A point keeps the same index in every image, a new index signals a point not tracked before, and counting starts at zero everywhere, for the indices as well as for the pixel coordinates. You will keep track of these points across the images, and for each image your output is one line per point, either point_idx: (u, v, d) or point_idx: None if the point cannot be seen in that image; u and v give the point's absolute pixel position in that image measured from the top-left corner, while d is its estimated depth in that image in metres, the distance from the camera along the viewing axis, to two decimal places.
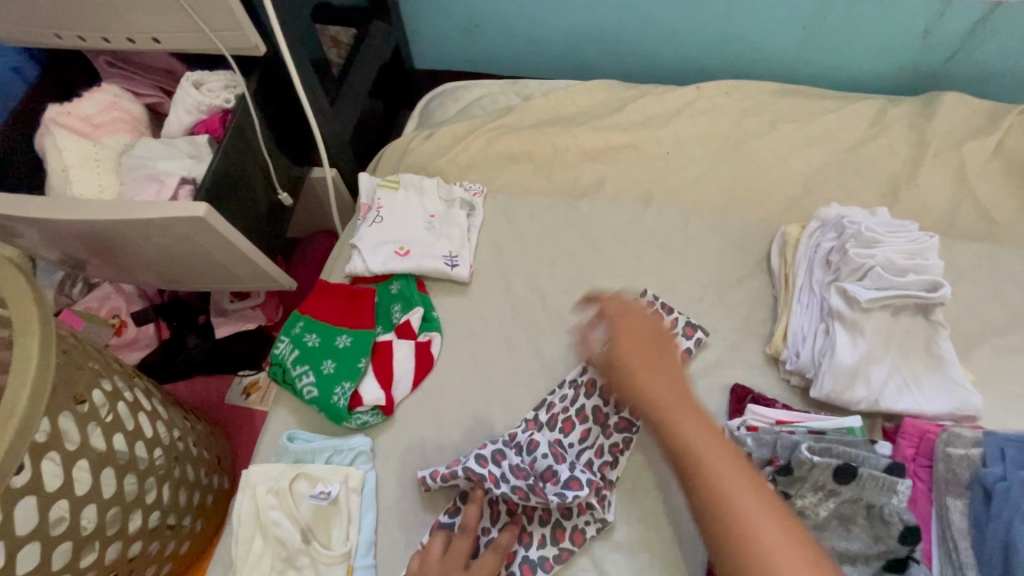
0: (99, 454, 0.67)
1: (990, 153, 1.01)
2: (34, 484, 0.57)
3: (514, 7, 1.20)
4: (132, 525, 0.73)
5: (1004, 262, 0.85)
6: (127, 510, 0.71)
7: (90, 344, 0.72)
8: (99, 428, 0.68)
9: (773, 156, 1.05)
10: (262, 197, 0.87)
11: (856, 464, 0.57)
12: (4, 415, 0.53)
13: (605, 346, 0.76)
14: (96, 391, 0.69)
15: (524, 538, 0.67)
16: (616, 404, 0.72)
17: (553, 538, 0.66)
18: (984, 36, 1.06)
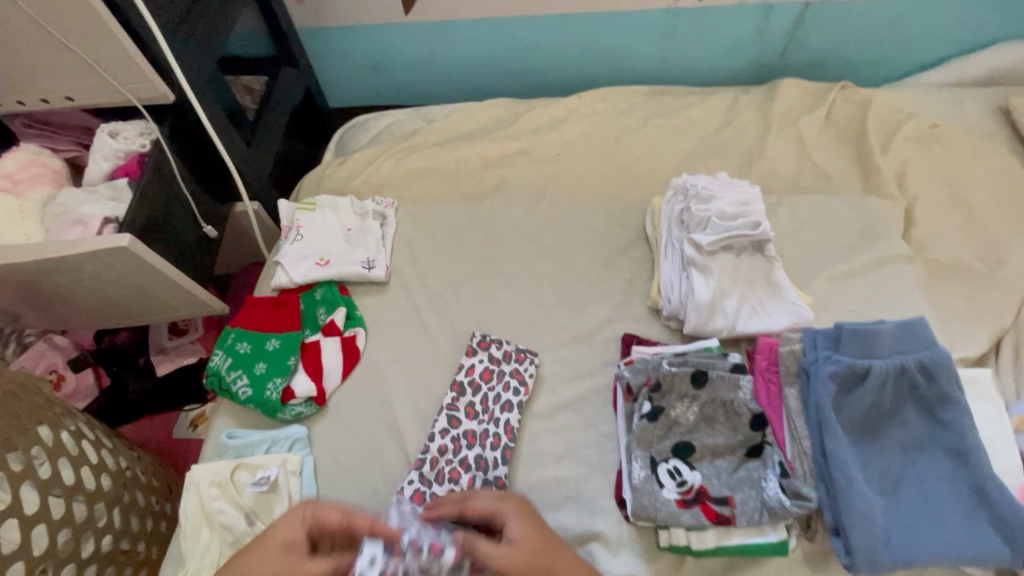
0: (45, 478, 0.71)
1: (821, 124, 1.21)
2: None
3: (412, 45, 1.34)
4: (86, 551, 0.76)
5: (835, 208, 1.02)
6: (78, 534, 0.74)
7: (27, 382, 0.76)
8: (43, 456, 0.72)
9: (648, 146, 1.21)
10: (187, 231, 0.95)
11: (707, 369, 0.70)
12: None
13: (466, 399, 0.81)
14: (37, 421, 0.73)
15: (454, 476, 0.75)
16: (493, 444, 0.78)
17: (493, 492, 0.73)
18: (804, 31, 1.28)
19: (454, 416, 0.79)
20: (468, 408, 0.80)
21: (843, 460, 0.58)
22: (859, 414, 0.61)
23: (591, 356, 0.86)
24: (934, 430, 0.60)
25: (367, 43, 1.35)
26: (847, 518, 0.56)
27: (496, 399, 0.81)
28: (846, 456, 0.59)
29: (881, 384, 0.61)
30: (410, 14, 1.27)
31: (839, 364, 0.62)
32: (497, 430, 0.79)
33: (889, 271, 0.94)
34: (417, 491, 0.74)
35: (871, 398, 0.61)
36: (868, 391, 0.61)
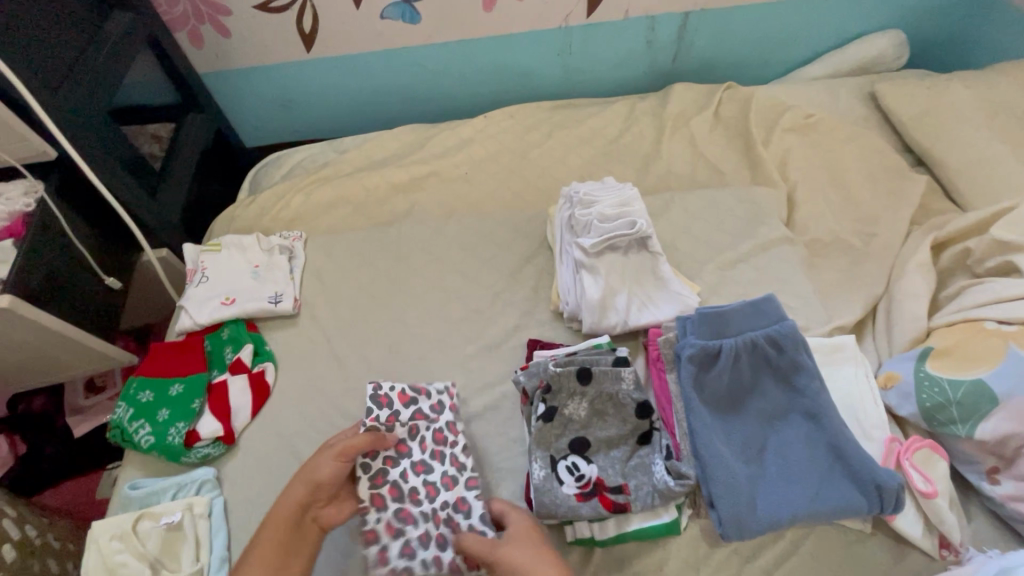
0: None
1: (711, 123, 1.29)
2: None
3: (317, 80, 1.37)
4: None
5: (723, 200, 1.09)
6: None
7: None
8: None
9: (552, 158, 1.27)
10: (86, 285, 0.94)
11: (593, 366, 0.74)
12: None
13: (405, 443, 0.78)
14: None
15: (424, 538, 0.72)
16: (443, 486, 0.75)
17: (439, 543, 0.72)
18: (688, 39, 1.37)
19: (390, 469, 0.75)
20: (415, 455, 0.77)
21: (707, 438, 0.65)
22: (721, 391, 0.67)
23: (498, 364, 0.89)
24: (791, 397, 0.67)
25: (273, 82, 1.37)
26: (715, 492, 0.62)
27: (430, 442, 0.78)
28: (709, 433, 0.65)
29: (734, 360, 0.67)
30: (311, 51, 1.30)
31: (693, 346, 0.68)
32: (445, 473, 0.76)
33: (773, 253, 1.01)
34: (387, 525, 0.72)
35: (727, 374, 0.67)
36: (723, 369, 0.67)
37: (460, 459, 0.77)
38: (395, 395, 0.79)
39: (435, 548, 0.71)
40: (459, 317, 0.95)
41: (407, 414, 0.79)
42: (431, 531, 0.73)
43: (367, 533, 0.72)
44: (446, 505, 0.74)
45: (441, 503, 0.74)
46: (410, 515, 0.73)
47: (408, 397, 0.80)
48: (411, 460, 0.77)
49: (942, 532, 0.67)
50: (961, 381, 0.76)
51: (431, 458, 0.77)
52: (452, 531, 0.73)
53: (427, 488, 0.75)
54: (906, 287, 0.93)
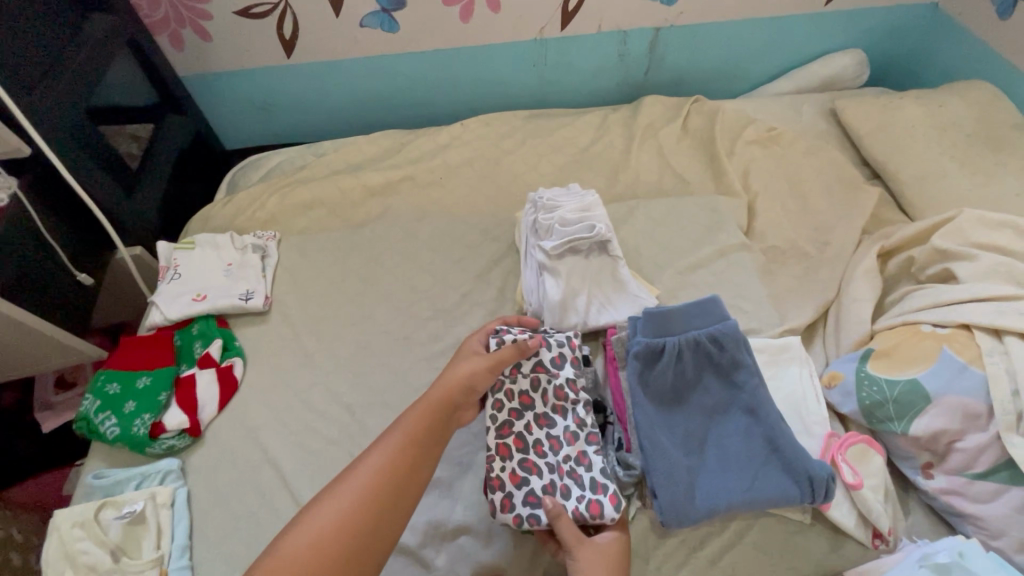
0: None
1: (679, 134, 1.34)
2: None
3: (296, 85, 1.40)
4: None
5: (686, 208, 1.14)
6: None
7: None
8: None
9: (525, 165, 1.30)
10: (57, 280, 0.95)
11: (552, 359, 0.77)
12: None
13: (532, 391, 0.73)
14: None
15: (529, 496, 0.68)
16: (567, 440, 0.71)
17: (563, 493, 0.68)
18: (658, 54, 1.43)
19: (506, 421, 0.72)
20: (550, 406, 0.73)
21: (649, 432, 0.68)
22: (665, 386, 0.71)
23: None
24: (732, 393, 0.71)
25: (254, 85, 1.39)
26: (655, 481, 0.66)
27: (563, 394, 0.74)
28: (653, 427, 0.69)
29: (677, 357, 0.71)
30: (291, 56, 1.33)
31: (640, 344, 0.72)
32: (568, 426, 0.72)
33: (731, 259, 1.05)
34: (509, 476, 0.68)
35: (671, 370, 0.71)
36: (667, 365, 0.71)
37: (581, 414, 0.73)
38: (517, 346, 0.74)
39: (557, 497, 0.67)
40: (426, 316, 0.97)
41: (528, 366, 0.74)
42: (556, 482, 0.69)
43: (492, 480, 0.68)
44: (569, 458, 0.71)
45: (564, 455, 0.70)
46: (535, 465, 0.70)
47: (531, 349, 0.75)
48: (534, 412, 0.72)
49: (873, 523, 0.71)
50: (897, 379, 0.80)
51: (553, 411, 0.73)
52: (576, 484, 0.68)
53: (551, 441, 0.72)
54: (854, 292, 0.97)
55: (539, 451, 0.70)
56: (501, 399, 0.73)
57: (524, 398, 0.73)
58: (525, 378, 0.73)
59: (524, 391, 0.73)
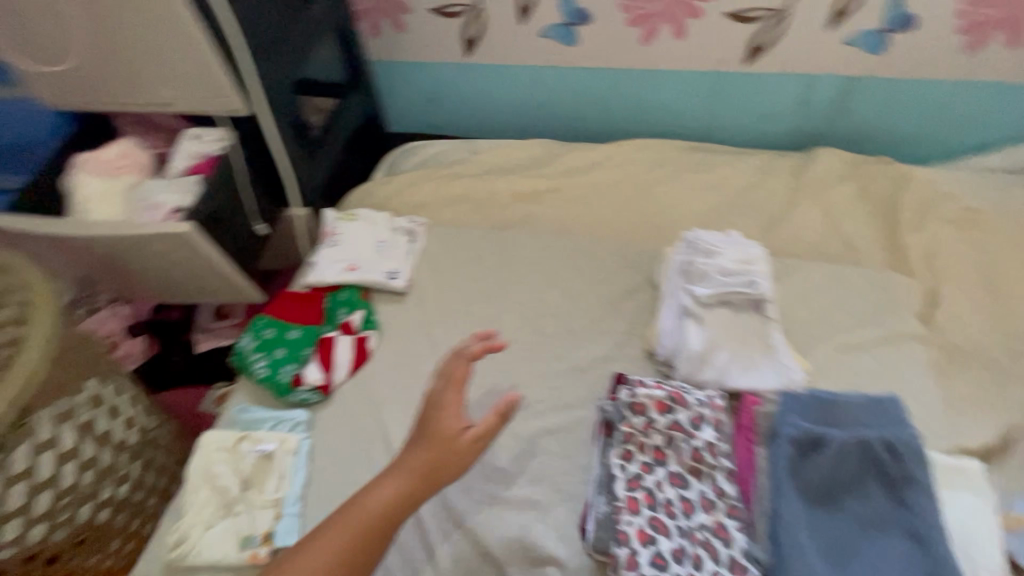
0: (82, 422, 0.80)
1: (854, 196, 1.21)
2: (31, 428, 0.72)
3: (466, 83, 1.47)
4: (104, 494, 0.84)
5: (852, 279, 1.02)
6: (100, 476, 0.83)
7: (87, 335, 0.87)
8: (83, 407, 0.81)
9: (674, 198, 1.25)
10: (242, 226, 1.06)
11: None
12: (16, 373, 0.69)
13: (666, 447, 0.70)
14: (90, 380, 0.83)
15: (657, 560, 0.62)
16: (703, 507, 0.66)
17: (695, 563, 0.62)
18: (846, 105, 1.31)
19: (634, 474, 0.68)
20: (684, 467, 0.68)
21: (791, 526, 0.62)
22: (817, 481, 0.64)
23: (579, 387, 0.90)
24: (897, 511, 0.62)
25: (429, 78, 1.48)
26: None
27: (704, 458, 0.69)
28: (796, 522, 0.62)
29: (841, 453, 0.64)
30: (469, 55, 1.40)
31: (797, 428, 0.66)
32: (705, 494, 0.67)
33: (898, 348, 0.93)
34: (637, 531, 0.64)
35: (828, 465, 0.64)
36: (825, 459, 0.64)
37: (722, 482, 0.67)
38: (652, 401, 0.71)
39: (691, 567, 0.62)
40: (551, 333, 0.97)
41: (663, 422, 0.70)
42: (687, 549, 0.63)
43: (618, 532, 0.65)
44: (704, 527, 0.65)
45: (698, 522, 0.65)
46: (664, 526, 0.65)
47: (664, 405, 0.72)
48: (666, 470, 0.68)
49: None
50: None
51: (688, 473, 0.68)
52: (712, 556, 0.63)
53: (684, 504, 0.66)
54: None
55: (669, 512, 0.66)
56: (631, 450, 0.70)
57: (658, 453, 0.69)
58: (659, 434, 0.70)
59: (657, 446, 0.70)
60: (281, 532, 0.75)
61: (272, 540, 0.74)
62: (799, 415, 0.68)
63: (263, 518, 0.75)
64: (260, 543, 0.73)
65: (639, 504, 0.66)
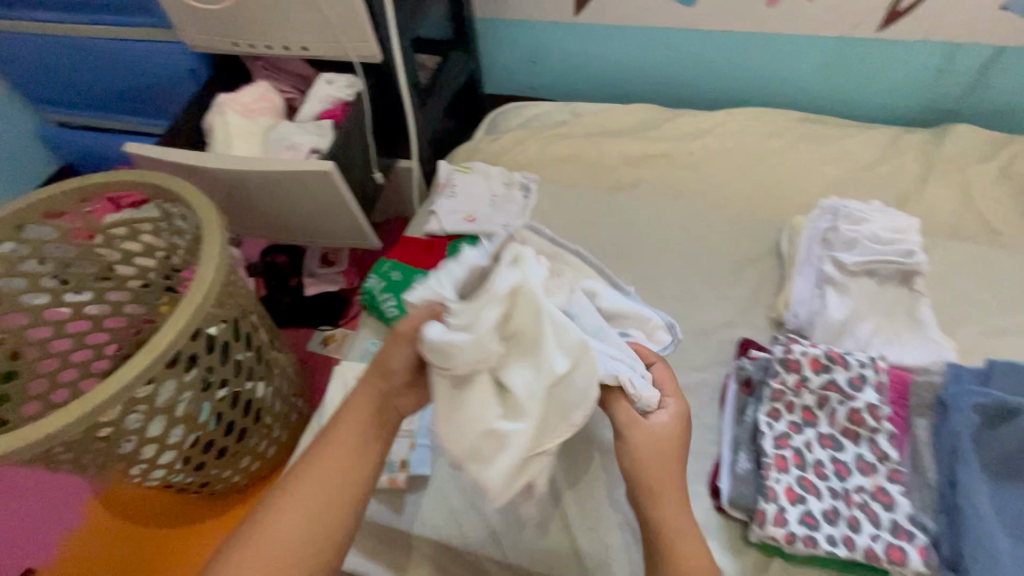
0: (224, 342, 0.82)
1: (994, 176, 1.12)
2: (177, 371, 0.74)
3: (574, 43, 1.44)
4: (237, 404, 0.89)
5: (998, 262, 0.96)
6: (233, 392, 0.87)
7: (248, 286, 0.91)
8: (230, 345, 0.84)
9: (792, 170, 1.19)
10: (362, 172, 1.09)
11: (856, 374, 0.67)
12: (192, 296, 0.74)
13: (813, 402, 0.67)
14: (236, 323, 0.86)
15: (809, 520, 0.62)
16: (860, 470, 0.64)
17: (851, 525, 0.61)
18: (993, 77, 1.20)
19: (784, 435, 0.67)
20: (825, 438, 0.66)
21: (971, 496, 0.59)
22: (998, 452, 0.62)
23: (703, 350, 0.88)
24: None
25: (534, 37, 1.47)
26: (967, 552, 0.57)
27: (852, 419, 0.65)
28: (975, 489, 0.59)
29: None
30: (578, 13, 1.37)
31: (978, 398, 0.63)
32: (853, 458, 0.65)
33: None
34: (788, 487, 0.64)
35: (1013, 439, 0.61)
36: (1008, 432, 0.62)
37: (885, 447, 0.64)
38: (806, 360, 0.68)
39: (847, 528, 0.61)
40: (672, 295, 0.95)
41: (816, 382, 0.67)
42: (841, 510, 0.62)
43: (766, 488, 0.64)
44: (862, 490, 0.63)
45: (855, 485, 0.63)
46: (814, 486, 0.64)
47: (820, 363, 0.68)
48: (817, 431, 0.67)
49: None
50: None
51: (842, 434, 0.66)
52: (869, 520, 0.61)
53: (836, 466, 0.65)
54: None
55: (820, 472, 0.64)
56: (782, 410, 0.68)
57: (808, 418, 0.67)
58: (811, 394, 0.67)
59: (808, 406, 0.67)
60: (414, 461, 0.79)
61: (408, 467, 0.79)
62: (986, 385, 0.65)
63: (399, 446, 0.80)
64: (398, 469, 0.78)
65: (791, 467, 0.65)
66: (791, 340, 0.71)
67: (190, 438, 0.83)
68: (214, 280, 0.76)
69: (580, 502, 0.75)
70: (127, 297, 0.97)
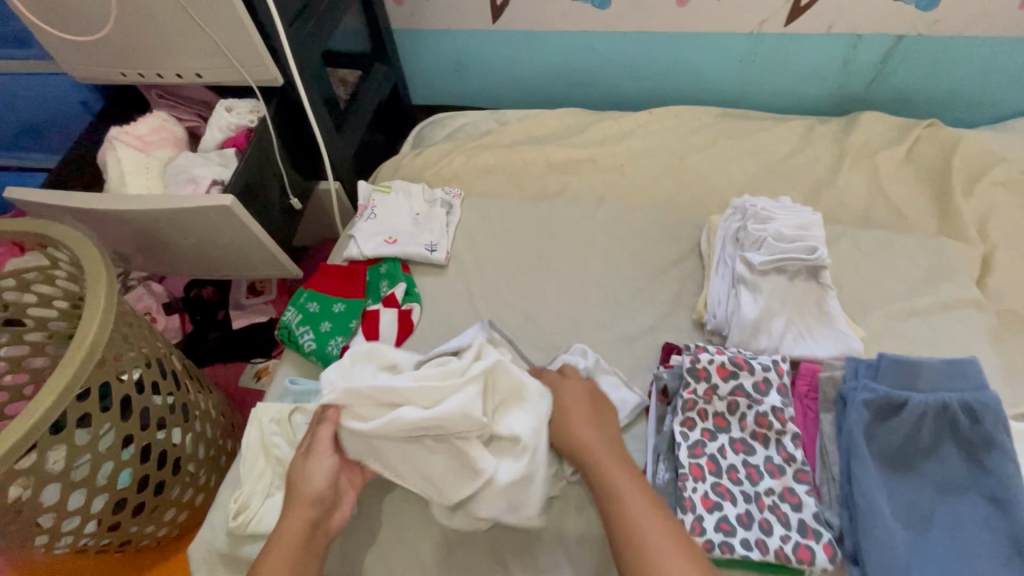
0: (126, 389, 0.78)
1: (900, 160, 1.16)
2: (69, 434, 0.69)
3: (495, 50, 1.42)
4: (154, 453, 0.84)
5: (904, 246, 0.99)
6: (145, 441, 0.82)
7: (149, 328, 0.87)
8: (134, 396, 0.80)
9: (713, 167, 1.21)
10: (277, 200, 1.04)
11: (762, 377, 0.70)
12: (74, 349, 0.69)
13: (722, 407, 0.69)
14: (139, 369, 0.81)
15: (723, 526, 0.63)
16: (769, 472, 0.65)
17: (763, 528, 0.62)
18: (894, 65, 1.24)
19: (699, 442, 0.69)
20: (738, 442, 0.68)
21: (868, 490, 0.60)
22: (895, 445, 0.63)
23: (629, 357, 0.88)
24: (973, 472, 0.61)
25: (454, 46, 1.44)
26: (866, 545, 0.58)
27: (761, 422, 0.68)
28: (874, 484, 0.61)
29: (919, 418, 0.63)
30: (496, 21, 1.35)
31: (874, 393, 0.64)
32: (762, 460, 0.66)
33: (955, 315, 0.91)
34: (704, 496, 0.65)
35: (906, 430, 0.63)
36: (901, 423, 0.63)
37: (792, 448, 0.66)
38: (714, 367, 0.70)
39: (760, 531, 0.62)
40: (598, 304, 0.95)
41: (725, 388, 0.70)
42: (753, 514, 0.63)
43: (683, 499, 0.65)
44: (772, 492, 0.64)
45: (766, 487, 0.65)
46: (728, 492, 0.65)
47: (728, 370, 0.70)
48: (729, 436, 0.69)
49: None
50: None
51: (752, 438, 0.68)
52: (780, 521, 0.62)
53: (748, 469, 0.66)
54: None
55: (733, 477, 0.66)
56: (696, 418, 0.70)
57: (721, 424, 0.69)
58: (721, 400, 0.69)
59: (719, 412, 0.69)
60: None
61: None
62: (875, 379, 0.66)
63: None
64: None
65: (706, 474, 0.66)
66: (702, 347, 0.73)
67: (99, 499, 0.78)
68: (99, 328, 0.72)
69: (511, 528, 0.74)
70: (27, 351, 0.94)
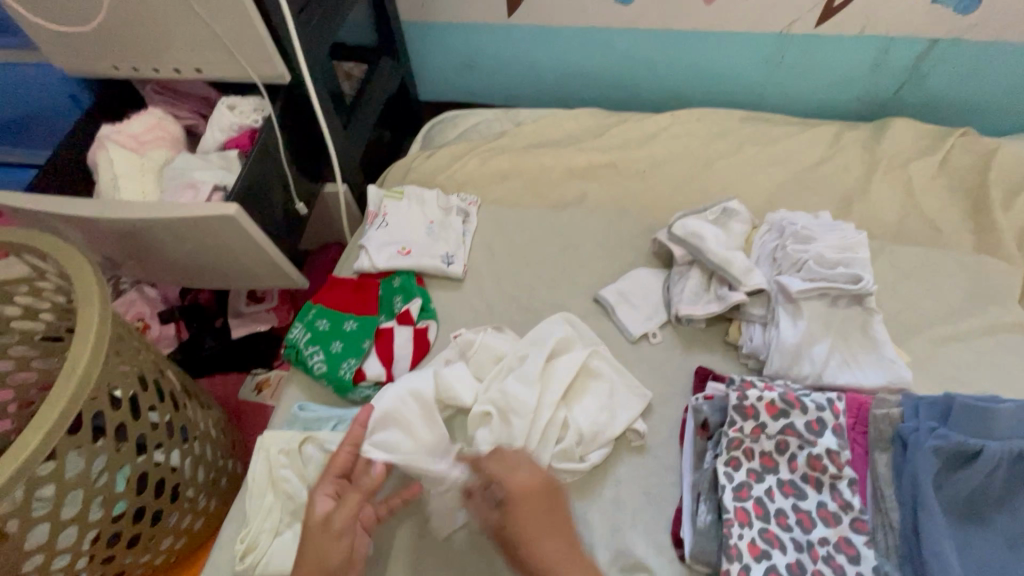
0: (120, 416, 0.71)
1: (935, 171, 1.11)
2: (57, 473, 0.63)
3: (508, 46, 1.35)
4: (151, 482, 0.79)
5: (944, 265, 0.95)
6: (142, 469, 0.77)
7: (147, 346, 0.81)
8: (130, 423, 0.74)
9: (739, 175, 1.16)
10: (281, 207, 0.98)
11: (816, 415, 0.66)
12: (65, 376, 0.63)
13: (771, 446, 0.66)
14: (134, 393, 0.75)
15: None
16: (823, 520, 0.62)
17: None
18: (928, 69, 1.19)
19: (746, 485, 0.65)
20: (786, 486, 0.65)
21: (938, 547, 0.57)
22: (962, 496, 0.61)
23: (660, 382, 0.83)
24: None
25: (465, 40, 1.37)
26: None
27: (812, 465, 0.65)
28: (943, 539, 0.58)
29: (993, 469, 0.60)
30: (511, 15, 1.28)
31: (946, 441, 0.61)
32: (811, 507, 0.63)
33: (1000, 340, 0.87)
34: (753, 544, 0.62)
35: (976, 482, 0.60)
36: (973, 474, 0.61)
37: (848, 495, 0.63)
38: (762, 404, 0.67)
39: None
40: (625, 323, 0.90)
41: (774, 427, 0.66)
42: (805, 564, 0.60)
43: (729, 547, 0.61)
44: (826, 542, 0.61)
45: (819, 537, 0.61)
46: (778, 539, 0.62)
47: (778, 407, 0.67)
48: (778, 477, 0.65)
49: None
50: None
51: (803, 481, 0.64)
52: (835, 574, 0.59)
53: (799, 515, 0.63)
54: None
55: (783, 523, 0.63)
56: (742, 458, 0.67)
57: (768, 465, 0.66)
58: (770, 439, 0.66)
59: (767, 451, 0.66)
60: None
61: None
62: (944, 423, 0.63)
63: None
64: None
65: (755, 521, 0.63)
66: (749, 380, 0.69)
67: (89, 534, 0.71)
68: (94, 353, 0.66)
69: None
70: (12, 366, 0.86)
